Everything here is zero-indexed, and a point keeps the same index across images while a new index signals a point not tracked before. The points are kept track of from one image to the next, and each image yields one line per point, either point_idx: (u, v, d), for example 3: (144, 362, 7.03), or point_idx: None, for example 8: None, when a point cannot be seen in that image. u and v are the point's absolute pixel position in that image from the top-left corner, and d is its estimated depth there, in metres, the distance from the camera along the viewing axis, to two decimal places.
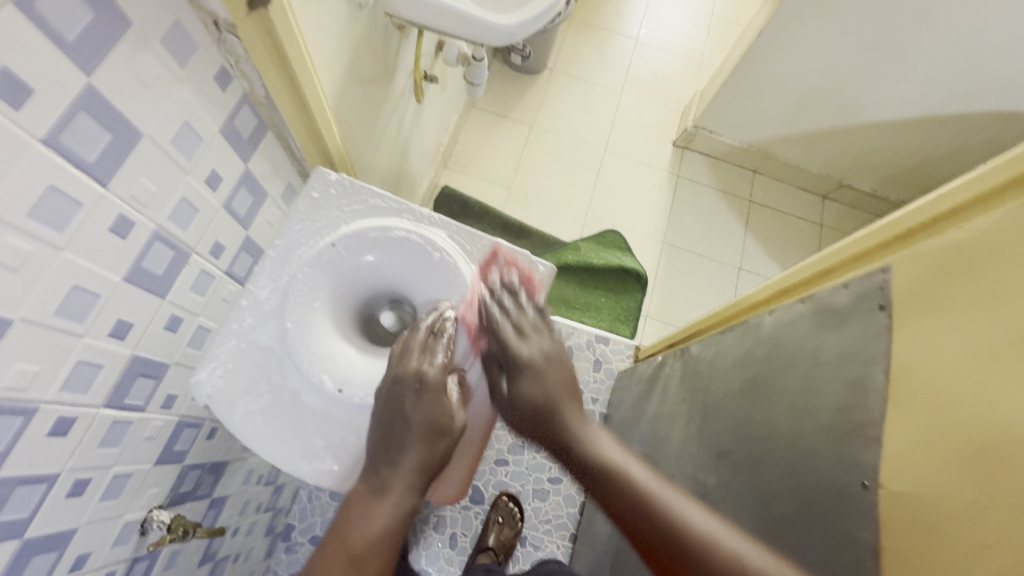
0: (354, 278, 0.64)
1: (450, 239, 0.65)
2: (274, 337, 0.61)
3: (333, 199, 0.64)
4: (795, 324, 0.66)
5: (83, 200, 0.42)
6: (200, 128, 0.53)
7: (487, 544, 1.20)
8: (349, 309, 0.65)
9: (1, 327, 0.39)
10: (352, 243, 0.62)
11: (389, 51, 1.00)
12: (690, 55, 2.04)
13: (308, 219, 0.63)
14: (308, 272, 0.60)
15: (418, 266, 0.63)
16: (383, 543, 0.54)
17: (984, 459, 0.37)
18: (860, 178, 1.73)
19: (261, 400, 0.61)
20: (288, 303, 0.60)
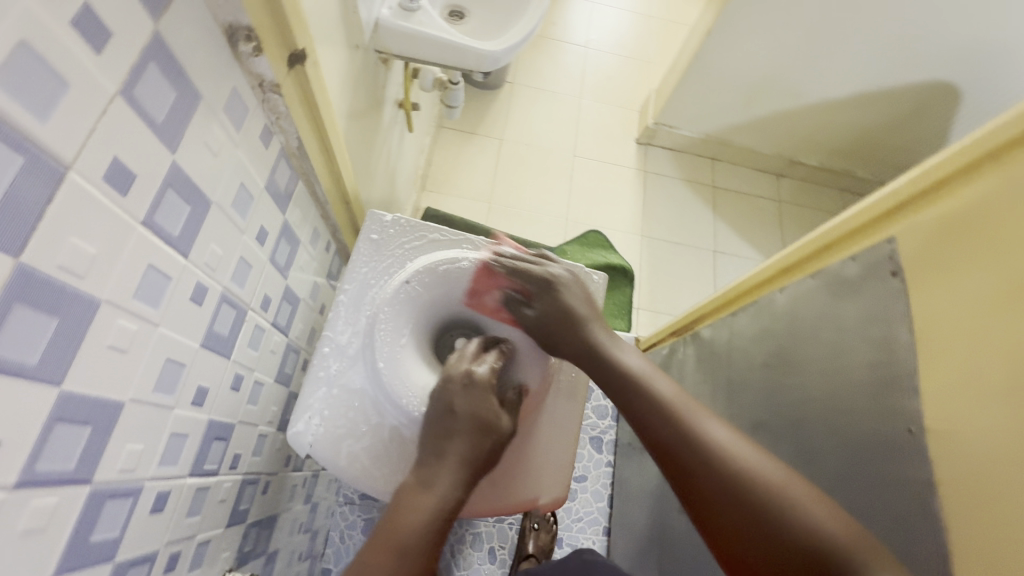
0: (430, 313, 0.64)
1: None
2: (365, 379, 0.61)
3: (393, 238, 0.66)
4: (810, 298, 0.73)
5: (171, 274, 0.43)
6: (252, 187, 0.54)
7: (527, 551, 1.22)
8: (428, 343, 0.65)
9: (115, 410, 0.39)
10: (426, 279, 0.63)
11: (377, 85, 1.01)
12: (637, 55, 2.14)
13: (374, 260, 0.65)
14: (389, 312, 0.61)
15: (491, 291, 0.65)
16: (428, 538, 0.47)
17: (1017, 389, 0.44)
18: (808, 154, 1.88)
19: (364, 440, 0.60)
20: (375, 343, 0.60)
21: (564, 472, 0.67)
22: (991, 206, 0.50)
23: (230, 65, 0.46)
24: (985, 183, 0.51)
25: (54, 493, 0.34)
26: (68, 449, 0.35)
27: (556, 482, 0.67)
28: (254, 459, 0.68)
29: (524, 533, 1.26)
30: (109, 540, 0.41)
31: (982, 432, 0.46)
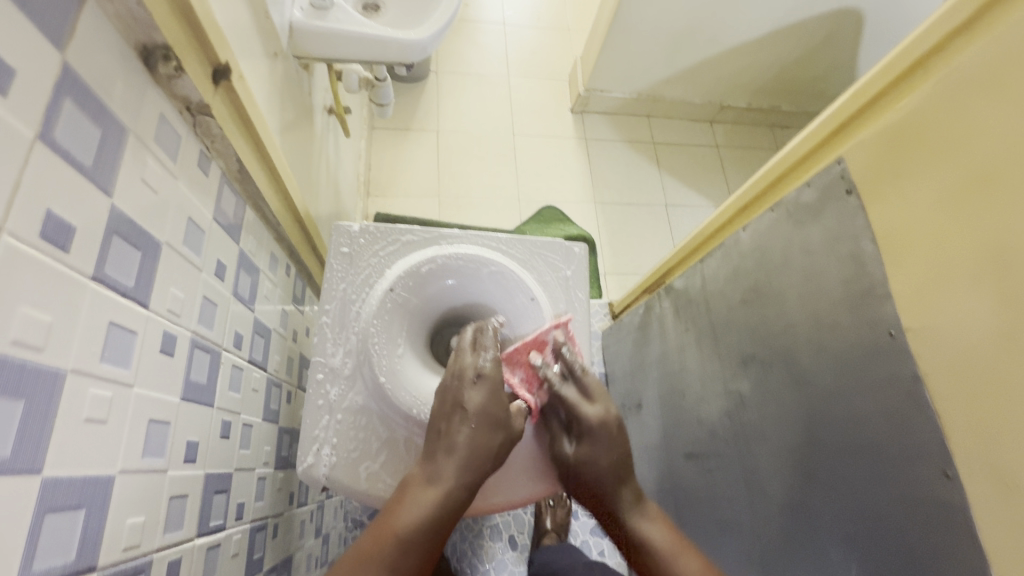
0: (421, 317, 0.62)
1: (490, 248, 0.65)
2: (367, 397, 0.58)
3: (364, 248, 0.63)
4: (774, 231, 0.76)
5: (136, 328, 0.39)
6: (201, 219, 0.50)
7: (546, 528, 1.23)
8: (423, 345, 0.63)
9: (107, 485, 0.35)
10: (410, 282, 0.60)
11: (303, 93, 0.96)
12: (555, 25, 2.13)
13: (350, 274, 0.62)
14: (380, 324, 0.58)
15: (477, 283, 0.63)
16: (429, 532, 0.46)
17: (988, 270, 0.47)
18: (735, 97, 1.95)
19: (380, 458, 0.57)
20: (372, 357, 0.57)
21: None
22: (923, 112, 0.54)
23: (152, 90, 0.42)
24: (916, 92, 0.55)
25: None
26: (64, 540, 0.32)
27: (553, 482, 0.65)
28: (259, 504, 0.65)
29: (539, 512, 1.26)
30: None
31: (958, 319, 0.50)
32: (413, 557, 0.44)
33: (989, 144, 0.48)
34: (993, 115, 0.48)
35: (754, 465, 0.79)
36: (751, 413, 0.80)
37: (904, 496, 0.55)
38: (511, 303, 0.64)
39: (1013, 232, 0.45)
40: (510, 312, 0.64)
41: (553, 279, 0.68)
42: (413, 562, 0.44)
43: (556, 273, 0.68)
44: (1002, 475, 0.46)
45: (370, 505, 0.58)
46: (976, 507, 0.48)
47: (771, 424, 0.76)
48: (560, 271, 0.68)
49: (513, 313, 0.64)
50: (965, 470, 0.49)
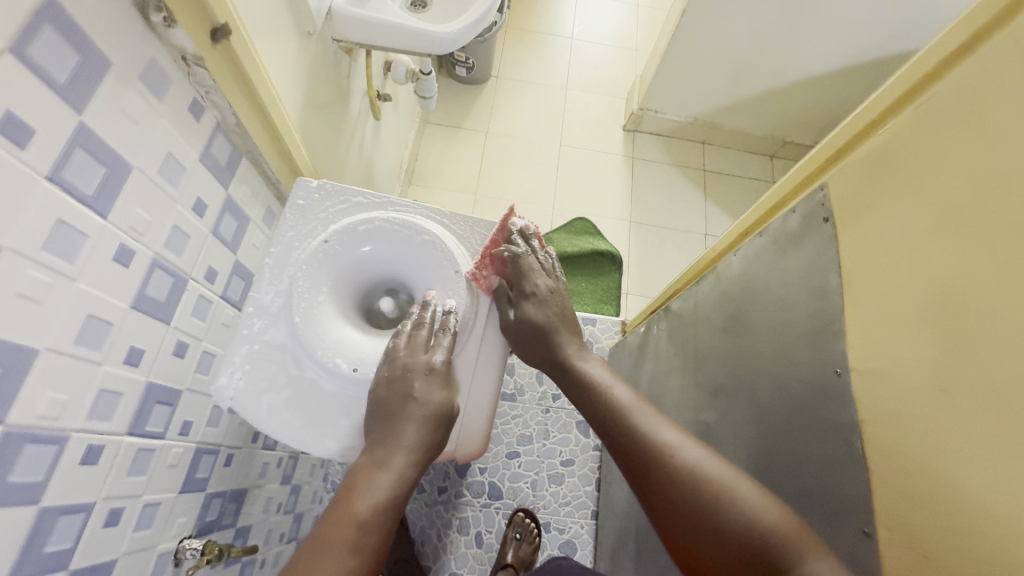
0: (349, 273, 0.66)
1: (431, 220, 0.68)
2: (287, 334, 0.63)
3: (316, 204, 0.67)
4: (759, 257, 0.72)
5: (88, 231, 0.45)
6: (183, 156, 0.56)
7: (505, 561, 1.19)
8: (350, 301, 0.68)
9: (30, 356, 0.41)
10: (344, 238, 0.65)
11: (341, 75, 1.04)
12: (625, 44, 2.13)
13: (298, 224, 0.66)
14: (306, 270, 0.63)
15: (408, 250, 0.66)
16: (387, 514, 0.51)
17: (939, 310, 0.43)
18: (801, 133, 1.85)
19: (284, 393, 0.62)
20: (293, 299, 0.62)
21: (483, 433, 0.66)
22: (903, 138, 0.50)
23: (144, 36, 0.49)
24: (900, 117, 0.51)
25: None
26: None
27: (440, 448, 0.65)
28: (210, 428, 0.71)
29: (505, 541, 1.23)
30: (32, 485, 0.43)
31: (901, 364, 0.46)
32: (373, 538, 0.49)
33: (955, 177, 0.44)
34: (963, 144, 0.44)
35: None
36: (712, 444, 0.76)
37: (827, 549, 0.50)
38: (438, 275, 0.66)
39: (968, 277, 0.41)
40: (435, 282, 0.66)
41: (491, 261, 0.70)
42: (374, 541, 0.49)
43: (493, 254, 0.70)
44: (920, 543, 0.41)
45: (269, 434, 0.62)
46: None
47: (726, 458, 0.71)
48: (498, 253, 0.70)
49: (438, 283, 0.66)
50: (886, 534, 0.45)
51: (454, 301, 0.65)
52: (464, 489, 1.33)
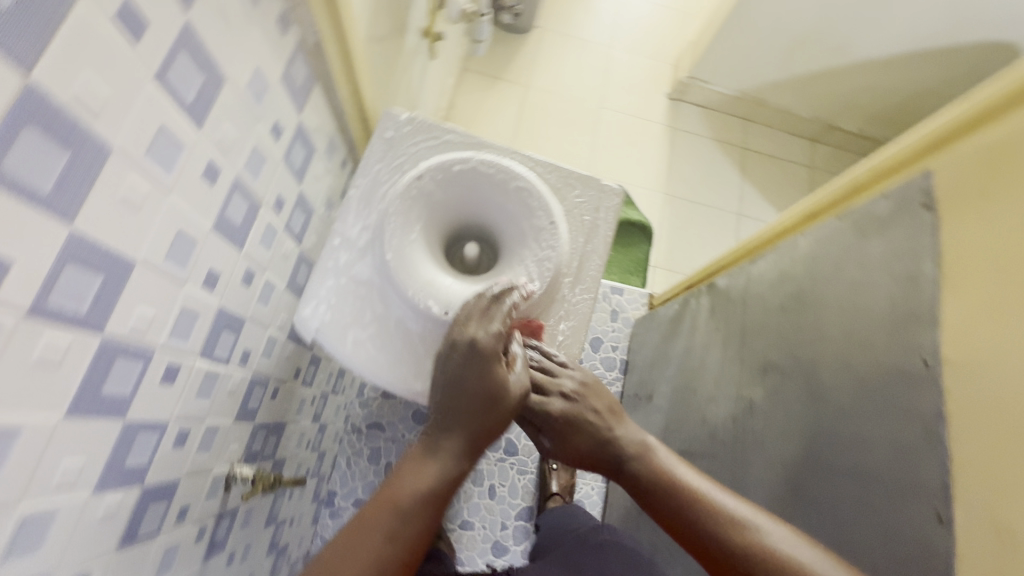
0: (439, 213, 0.65)
1: (527, 169, 0.66)
2: (372, 270, 0.63)
3: (407, 136, 0.66)
4: (834, 238, 0.70)
5: (185, 142, 0.43)
6: (267, 73, 0.53)
7: (551, 490, 1.25)
8: (436, 243, 0.66)
9: (127, 268, 0.40)
10: (438, 176, 0.63)
11: (402, 6, 0.98)
12: (676, 5, 2.03)
13: (387, 157, 0.65)
14: (398, 205, 0.61)
15: (501, 194, 0.64)
16: (426, 505, 0.47)
17: None
18: (848, 119, 1.80)
19: (369, 328, 0.63)
20: (383, 234, 0.61)
21: None
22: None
23: None
24: None
25: (65, 331, 0.35)
26: (81, 290, 0.36)
27: None
28: (265, 360, 0.70)
29: (545, 474, 1.29)
30: (121, 399, 0.43)
31: (999, 357, 0.45)
32: (409, 528, 0.45)
33: None
34: None
35: (743, 474, 0.76)
36: (756, 420, 0.76)
37: (887, 528, 0.52)
38: (533, 224, 0.64)
39: None
40: (528, 235, 0.64)
41: (584, 219, 0.69)
42: (414, 530, 0.45)
43: (585, 211, 0.69)
44: (1005, 530, 0.42)
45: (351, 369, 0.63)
46: (966, 559, 0.44)
47: (772, 435, 0.72)
48: (590, 211, 0.69)
49: (531, 235, 0.64)
50: (965, 521, 0.45)
51: (546, 255, 0.63)
52: None
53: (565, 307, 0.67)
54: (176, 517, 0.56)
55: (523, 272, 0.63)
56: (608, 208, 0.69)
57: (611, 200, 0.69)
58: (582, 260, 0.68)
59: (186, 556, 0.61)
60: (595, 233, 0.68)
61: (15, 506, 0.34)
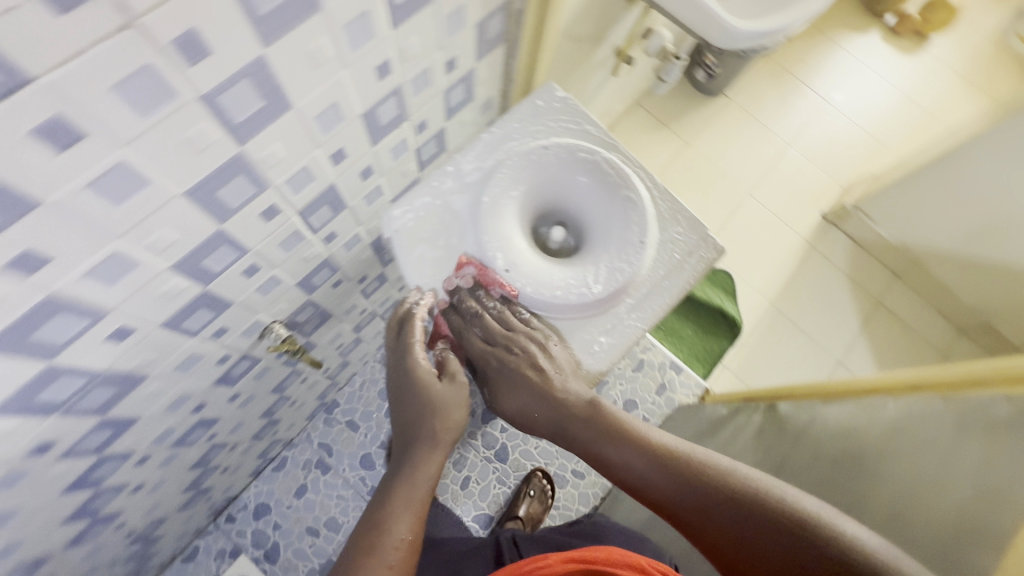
0: (544, 185, 0.67)
1: (643, 184, 0.67)
2: (466, 207, 0.68)
3: (553, 112, 0.71)
4: (926, 418, 0.65)
5: (377, 34, 0.49)
6: (468, 14, 0.58)
7: (517, 512, 1.23)
8: (530, 211, 0.68)
9: (284, 108, 0.46)
10: (562, 153, 0.66)
11: (610, 18, 1.02)
12: (877, 134, 1.91)
13: (528, 121, 0.70)
14: (515, 161, 0.65)
15: (609, 194, 0.65)
16: (410, 510, 0.58)
17: None
18: (1011, 325, 1.60)
19: (437, 251, 0.68)
20: (490, 180, 0.65)
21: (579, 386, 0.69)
22: None
23: None
24: None
25: (217, 129, 0.41)
26: (245, 105, 0.42)
27: None
28: (344, 251, 0.77)
29: (519, 495, 1.27)
30: (226, 209, 0.49)
31: None
32: (399, 535, 0.56)
33: None
34: None
35: None
36: None
37: None
38: (623, 233, 0.64)
39: None
40: (615, 242, 0.64)
41: (673, 256, 0.69)
42: (404, 536, 0.56)
43: (678, 248, 0.69)
44: None
45: (405, 277, 0.69)
46: None
47: None
48: (683, 251, 0.69)
49: (618, 243, 0.64)
50: None
51: (621, 268, 0.63)
52: (478, 433, 1.38)
53: (613, 321, 0.67)
54: (212, 332, 0.64)
55: (592, 272, 0.64)
56: (700, 257, 0.69)
57: (707, 251, 0.69)
58: (652, 291, 0.68)
59: (203, 369, 0.68)
60: (678, 272, 0.69)
61: (112, 239, 0.41)
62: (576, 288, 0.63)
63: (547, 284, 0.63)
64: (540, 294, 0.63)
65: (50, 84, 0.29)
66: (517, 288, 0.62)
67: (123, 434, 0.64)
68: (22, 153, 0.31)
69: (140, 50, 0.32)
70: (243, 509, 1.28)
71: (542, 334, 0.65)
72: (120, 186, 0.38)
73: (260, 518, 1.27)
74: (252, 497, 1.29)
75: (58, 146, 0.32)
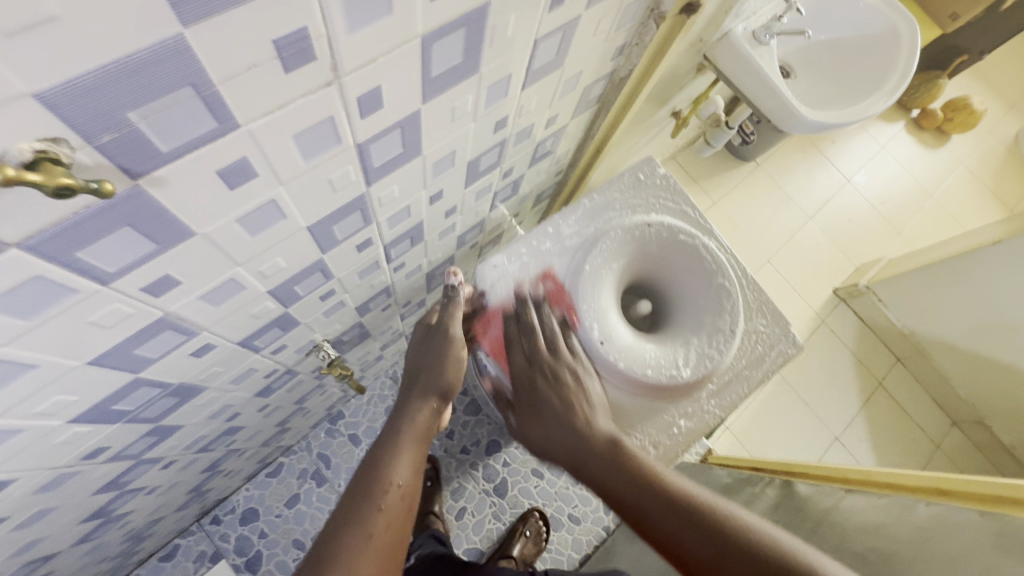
0: (643, 261, 0.75)
1: (733, 273, 0.75)
2: (564, 269, 0.73)
3: (654, 187, 0.78)
4: (961, 529, 0.66)
5: (510, 94, 0.50)
6: (582, 79, 0.60)
7: (511, 552, 1.21)
8: (624, 283, 0.75)
9: (414, 154, 0.46)
10: (664, 233, 0.73)
11: (678, 84, 1.06)
12: (893, 220, 1.98)
13: (629, 193, 0.76)
14: (620, 234, 0.72)
15: (705, 280, 0.73)
16: (402, 463, 0.56)
17: None
18: (1004, 425, 1.62)
19: None
20: (593, 250, 0.72)
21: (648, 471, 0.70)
22: None
23: None
24: None
25: (357, 172, 0.41)
26: (386, 151, 0.42)
27: None
28: (404, 279, 0.77)
29: (514, 533, 1.25)
30: (332, 241, 0.49)
31: None
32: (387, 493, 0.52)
33: None
34: None
35: None
36: None
37: None
38: (715, 318, 0.71)
39: None
40: (705, 326, 0.71)
41: (756, 347, 0.74)
42: (391, 487, 0.53)
43: (761, 340, 0.74)
44: None
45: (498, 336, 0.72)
46: None
47: None
48: (766, 344, 0.74)
49: (708, 328, 0.71)
50: None
51: (710, 353, 0.70)
52: (480, 464, 1.36)
53: (694, 407, 0.70)
54: (273, 349, 0.63)
55: (681, 354, 0.69)
56: (781, 351, 0.74)
57: (788, 347, 0.74)
58: (733, 379, 0.72)
59: (252, 382, 0.66)
60: (758, 364, 0.73)
61: (235, 265, 0.40)
62: (667, 369, 0.68)
63: (639, 361, 0.68)
64: (632, 370, 0.66)
65: (250, 131, 0.29)
66: (609, 360, 0.66)
67: (163, 440, 0.62)
68: (202, 189, 0.31)
69: (332, 104, 0.32)
70: (229, 513, 1.22)
71: (584, 368, 0.64)
72: (262, 220, 0.38)
73: (246, 524, 1.22)
74: (241, 502, 1.24)
75: (231, 184, 0.32)
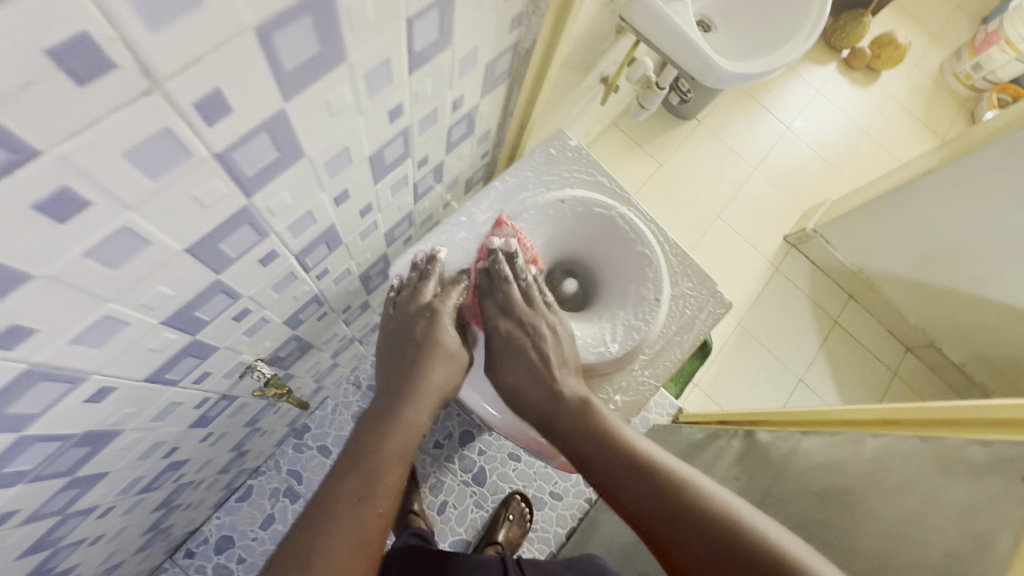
0: (561, 239, 0.74)
1: (654, 239, 0.74)
2: None
3: (566, 160, 0.76)
4: (907, 457, 0.68)
5: (395, 80, 0.46)
6: (480, 55, 0.57)
7: (496, 538, 1.21)
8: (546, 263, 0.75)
9: (296, 156, 0.43)
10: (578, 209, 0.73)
11: (600, 48, 1.03)
12: (833, 162, 2.02)
13: (542, 170, 0.75)
14: (533, 215, 0.71)
15: (625, 251, 0.72)
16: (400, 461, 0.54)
17: None
18: (952, 345, 1.71)
19: None
20: None
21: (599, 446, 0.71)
22: None
23: None
24: None
25: (228, 184, 0.38)
26: (258, 158, 0.39)
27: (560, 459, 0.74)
28: (333, 285, 0.73)
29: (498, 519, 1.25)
30: (225, 259, 0.46)
31: None
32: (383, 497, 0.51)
33: None
34: None
35: None
36: None
37: None
38: (638, 288, 0.71)
39: None
40: (630, 298, 0.71)
41: (685, 311, 0.74)
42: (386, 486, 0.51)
43: (689, 304, 0.74)
44: None
45: None
46: None
47: None
48: (694, 307, 0.74)
49: (632, 301, 0.71)
50: None
51: (636, 325, 0.70)
52: (456, 456, 1.35)
53: (627, 380, 0.70)
54: (194, 378, 0.59)
55: (608, 330, 0.69)
56: (710, 312, 0.74)
57: (716, 306, 0.75)
58: (664, 347, 0.72)
59: (180, 415, 0.63)
60: (688, 328, 0.73)
61: (106, 302, 0.37)
62: (593, 346, 0.68)
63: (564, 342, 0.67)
64: None
65: (59, 157, 0.26)
66: None
67: (90, 489, 0.58)
68: (21, 228, 0.27)
69: (161, 115, 0.29)
70: (203, 544, 1.19)
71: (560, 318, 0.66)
72: (120, 250, 0.34)
73: (222, 553, 1.19)
74: (213, 531, 1.20)
75: (60, 219, 0.29)
